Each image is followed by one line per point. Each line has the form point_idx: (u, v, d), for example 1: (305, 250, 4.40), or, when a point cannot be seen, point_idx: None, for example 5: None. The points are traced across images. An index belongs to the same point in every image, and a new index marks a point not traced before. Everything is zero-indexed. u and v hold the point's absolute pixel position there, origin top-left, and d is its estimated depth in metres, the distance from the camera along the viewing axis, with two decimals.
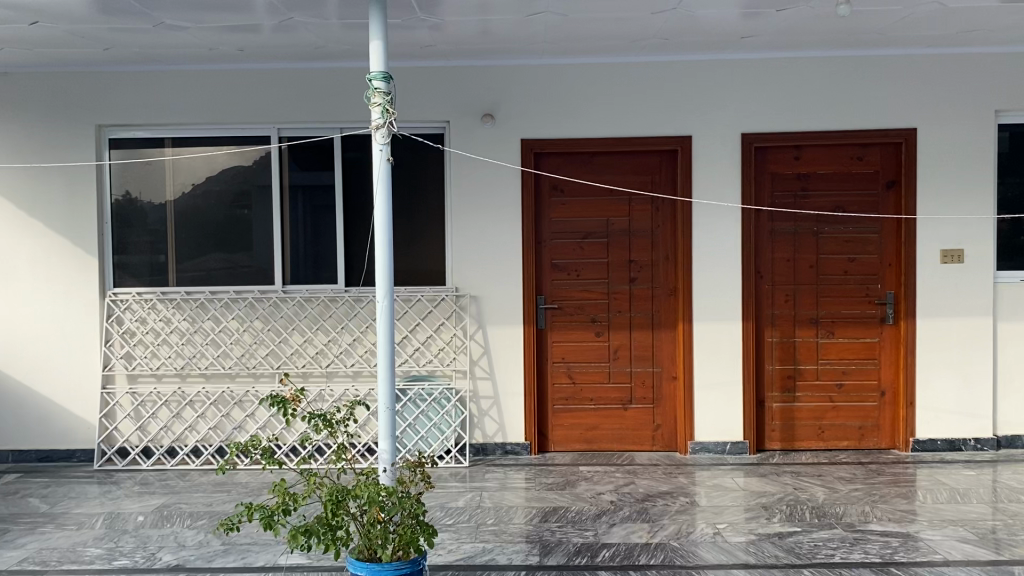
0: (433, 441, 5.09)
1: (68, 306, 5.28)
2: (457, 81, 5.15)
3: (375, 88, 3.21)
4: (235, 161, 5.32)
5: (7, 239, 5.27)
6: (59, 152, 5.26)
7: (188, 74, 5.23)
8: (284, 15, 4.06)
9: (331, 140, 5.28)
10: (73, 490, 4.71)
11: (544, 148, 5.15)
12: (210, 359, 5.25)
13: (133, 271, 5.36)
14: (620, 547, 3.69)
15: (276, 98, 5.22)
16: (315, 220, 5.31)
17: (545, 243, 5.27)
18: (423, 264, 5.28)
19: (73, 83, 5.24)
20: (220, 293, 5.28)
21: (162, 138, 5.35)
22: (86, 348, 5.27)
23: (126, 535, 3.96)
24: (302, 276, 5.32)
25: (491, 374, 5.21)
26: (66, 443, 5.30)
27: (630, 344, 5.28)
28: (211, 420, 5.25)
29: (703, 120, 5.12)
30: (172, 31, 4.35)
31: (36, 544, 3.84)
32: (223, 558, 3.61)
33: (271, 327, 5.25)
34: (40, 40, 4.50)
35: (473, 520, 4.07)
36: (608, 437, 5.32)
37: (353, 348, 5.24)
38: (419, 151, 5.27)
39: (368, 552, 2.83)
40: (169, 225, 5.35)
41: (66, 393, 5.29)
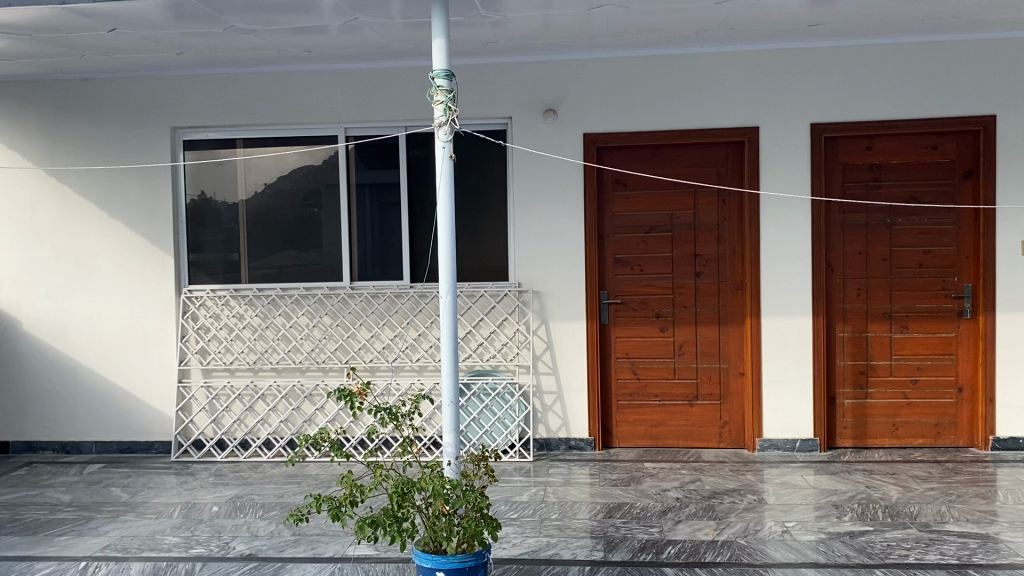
0: (497, 435, 5.13)
1: (146, 302, 5.47)
2: (520, 77, 5.16)
3: (437, 87, 3.23)
4: (304, 160, 5.43)
5: (90, 238, 5.50)
6: (136, 154, 5.45)
7: (258, 76, 5.36)
8: (349, 16, 4.12)
9: (396, 139, 5.34)
10: (152, 480, 4.89)
11: (607, 142, 5.12)
12: (281, 354, 5.38)
13: (208, 269, 5.52)
14: (686, 543, 3.66)
15: (342, 97, 5.31)
16: (381, 217, 5.39)
17: (609, 237, 5.25)
18: (487, 260, 5.31)
19: (149, 86, 5.43)
20: (291, 289, 5.41)
21: (234, 139, 5.49)
22: (163, 344, 5.46)
23: (202, 525, 4.09)
24: (370, 272, 5.41)
25: (554, 369, 5.22)
26: (145, 435, 5.51)
27: (695, 338, 5.22)
28: (282, 413, 5.38)
29: (771, 111, 5.02)
30: (242, 35, 4.46)
31: (118, 532, 3.99)
32: (294, 548, 3.70)
33: (339, 322, 5.35)
34: (118, 46, 4.66)
35: (537, 514, 4.08)
36: (674, 434, 5.27)
37: (418, 342, 5.30)
38: (483, 147, 5.29)
39: (433, 544, 2.87)
40: (242, 223, 5.49)
41: (145, 387, 5.49)
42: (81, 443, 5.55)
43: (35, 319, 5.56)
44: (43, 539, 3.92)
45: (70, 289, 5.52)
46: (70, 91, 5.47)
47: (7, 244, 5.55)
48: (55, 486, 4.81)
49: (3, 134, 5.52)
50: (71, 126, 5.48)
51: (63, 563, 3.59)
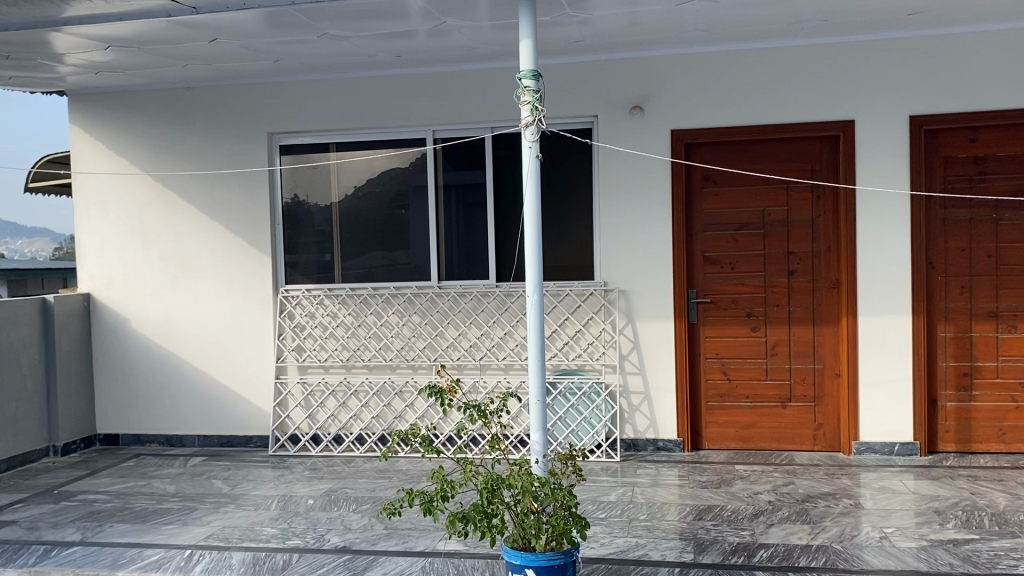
0: (584, 434, 5.12)
1: (245, 301, 5.68)
2: (607, 75, 5.14)
3: (525, 87, 3.25)
4: (393, 163, 5.54)
5: (193, 241, 5.75)
6: (235, 160, 5.67)
7: (349, 81, 5.50)
8: (437, 20, 4.19)
9: (483, 139, 5.38)
10: (251, 473, 5.08)
11: (695, 138, 5.06)
12: (372, 352, 5.51)
13: (303, 269, 5.70)
14: (779, 547, 3.58)
15: (430, 99, 5.39)
16: (467, 218, 5.45)
17: (697, 235, 5.18)
18: (573, 259, 5.31)
19: (246, 94, 5.63)
20: (382, 288, 5.54)
21: (327, 143, 5.64)
22: (260, 343, 5.66)
23: (298, 517, 4.22)
24: (456, 271, 5.48)
25: (641, 369, 5.18)
26: (244, 429, 5.72)
27: (789, 338, 5.10)
28: (374, 409, 5.51)
29: (866, 104, 4.87)
30: (334, 41, 4.59)
31: (220, 522, 4.17)
32: (386, 541, 3.79)
33: (427, 321, 5.44)
34: (218, 56, 4.86)
35: (625, 514, 4.07)
36: (766, 437, 5.16)
37: (505, 341, 5.34)
38: (569, 146, 5.30)
39: (522, 542, 2.89)
40: (334, 225, 5.65)
41: (243, 384, 5.70)
42: (185, 436, 5.82)
43: (142, 317, 5.86)
44: (152, 527, 4.12)
45: (174, 289, 5.79)
46: (173, 100, 5.74)
47: (118, 246, 5.87)
48: (161, 477, 5.06)
49: (113, 143, 5.83)
50: (175, 133, 5.74)
51: (170, 551, 3.77)
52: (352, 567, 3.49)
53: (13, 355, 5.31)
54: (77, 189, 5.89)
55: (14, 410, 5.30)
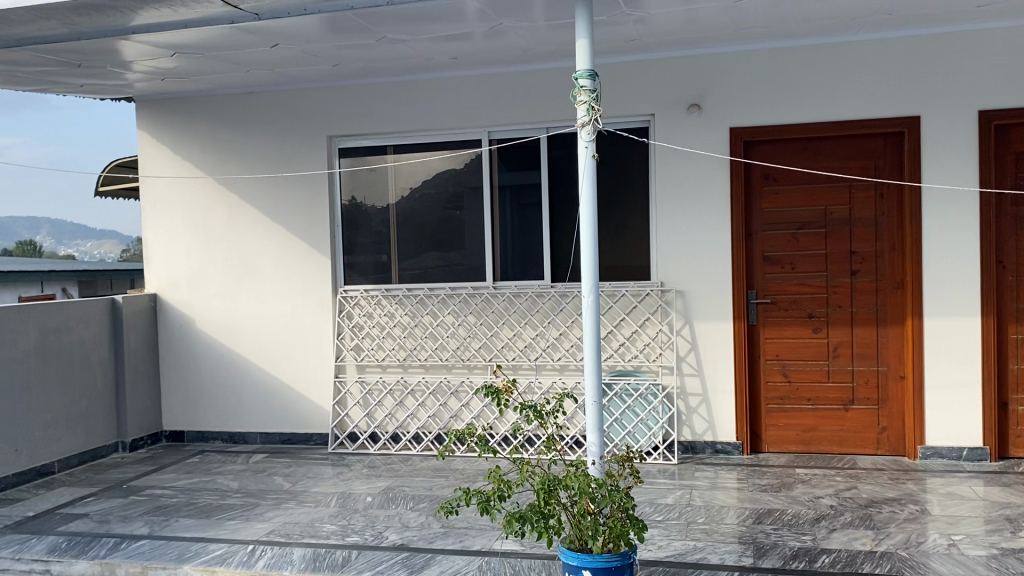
0: (640, 436, 5.10)
1: (305, 302, 5.78)
2: (664, 73, 5.10)
3: (581, 87, 3.23)
4: (449, 164, 5.57)
5: (255, 242, 5.88)
6: (295, 163, 5.78)
7: (406, 84, 5.55)
8: (494, 21, 4.20)
9: (538, 140, 5.38)
10: (311, 470, 5.17)
11: (754, 136, 4.98)
12: (428, 351, 5.55)
13: (360, 270, 5.78)
14: (841, 553, 3.51)
15: (486, 100, 5.41)
16: (522, 218, 5.45)
17: (757, 234, 5.10)
18: (629, 260, 5.27)
19: (306, 98, 5.73)
20: (438, 289, 5.58)
21: (384, 146, 5.70)
22: (320, 342, 5.75)
23: (357, 514, 4.28)
24: (511, 272, 5.49)
25: (699, 370, 5.12)
26: (304, 427, 5.82)
27: (852, 340, 5.00)
28: (431, 408, 5.55)
29: (933, 99, 4.73)
30: (392, 44, 4.63)
31: (281, 518, 4.24)
32: (443, 540, 3.82)
33: (482, 321, 5.46)
34: (280, 60, 4.95)
35: (683, 517, 4.03)
36: (828, 440, 5.06)
37: (560, 342, 5.33)
38: (625, 145, 5.27)
39: (579, 543, 2.89)
40: (391, 226, 5.71)
41: (303, 382, 5.80)
42: (247, 433, 5.95)
43: (207, 317, 6.00)
44: (216, 522, 4.21)
45: (237, 290, 5.93)
46: (236, 105, 5.87)
47: (184, 248, 6.04)
48: (225, 474, 5.17)
49: (179, 147, 5.99)
50: (238, 137, 5.88)
51: (234, 546, 3.85)
52: (410, 565, 3.53)
53: (85, 353, 5.50)
54: (145, 193, 6.07)
55: (85, 407, 5.48)
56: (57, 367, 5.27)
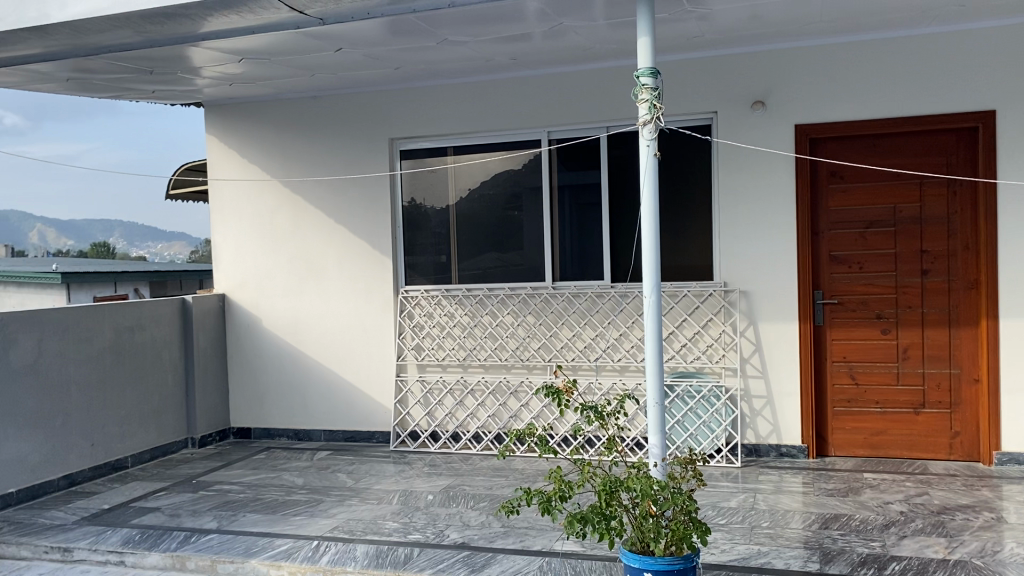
0: (703, 438, 5.04)
1: (367, 301, 5.86)
2: (726, 71, 5.03)
3: (643, 85, 3.19)
4: (508, 165, 5.58)
5: (319, 243, 5.99)
6: (357, 165, 5.87)
7: (467, 85, 5.58)
8: (554, 21, 4.20)
9: (598, 139, 5.35)
10: (374, 468, 5.23)
11: (821, 133, 4.88)
12: (488, 351, 5.57)
13: (421, 270, 5.84)
14: (913, 560, 3.41)
15: (546, 100, 5.40)
16: (582, 218, 5.43)
17: (823, 233, 5.00)
18: (691, 259, 5.22)
19: (368, 101, 5.81)
20: (497, 289, 5.60)
21: (445, 147, 5.74)
22: (382, 342, 5.83)
23: (418, 512, 4.32)
24: (571, 272, 5.47)
25: (763, 372, 5.04)
26: (366, 425, 5.90)
27: (922, 342, 4.85)
28: (490, 408, 5.57)
29: (1009, 93, 4.57)
30: (453, 46, 4.67)
31: (344, 515, 4.31)
32: (503, 539, 3.83)
33: (542, 321, 5.45)
34: (343, 64, 5.03)
35: (747, 521, 3.97)
36: (897, 444, 4.92)
37: (621, 342, 5.29)
38: (687, 144, 5.21)
39: (641, 545, 2.85)
40: (451, 226, 5.75)
41: (365, 381, 5.89)
42: (312, 431, 6.05)
43: (272, 317, 6.14)
44: (282, 518, 4.30)
45: (302, 290, 6.04)
46: (301, 108, 5.99)
47: (251, 249, 6.19)
48: (290, 470, 5.28)
49: (245, 151, 6.14)
50: (302, 140, 5.99)
51: (299, 541, 3.92)
52: (471, 564, 3.54)
53: (156, 352, 5.67)
54: (214, 196, 6.25)
55: (156, 404, 5.66)
56: (131, 364, 5.44)
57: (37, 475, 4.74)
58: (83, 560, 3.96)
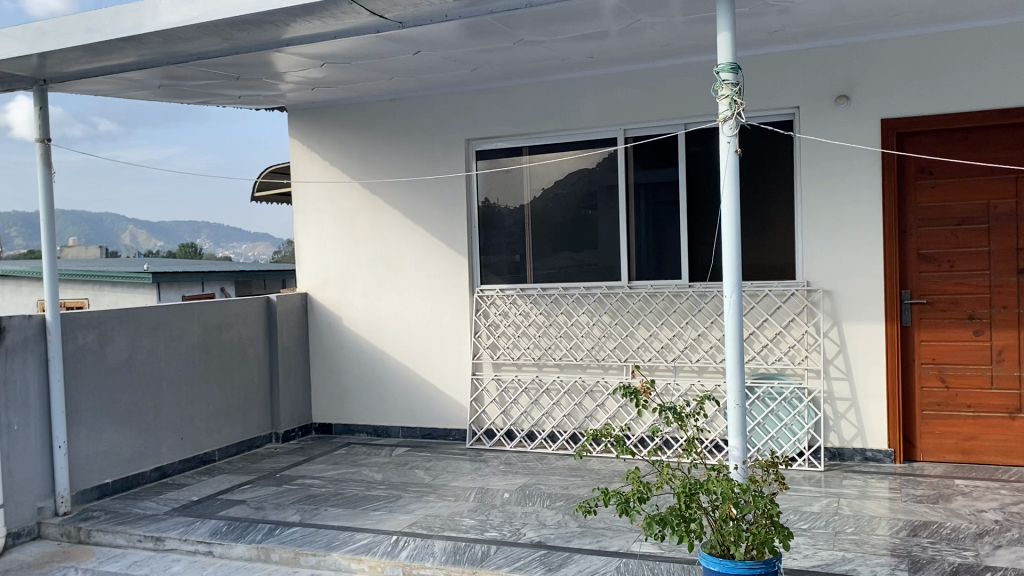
0: (784, 441, 4.94)
1: (444, 301, 5.93)
2: (809, 65, 4.92)
3: (722, 81, 3.10)
4: (583, 164, 5.57)
5: (398, 243, 6.09)
6: (434, 166, 5.94)
7: (542, 85, 5.59)
8: (632, 18, 4.17)
9: (676, 136, 5.27)
10: (451, 465, 5.29)
11: (909, 127, 4.72)
12: (563, 351, 5.56)
13: (496, 269, 5.87)
14: (1008, 572, 3.27)
15: (622, 98, 5.36)
16: (659, 216, 5.37)
17: (911, 231, 4.83)
18: (771, 258, 5.11)
19: (446, 102, 5.88)
20: (573, 288, 5.59)
21: (520, 147, 5.76)
22: (458, 340, 5.88)
23: (495, 510, 4.35)
24: (647, 271, 5.41)
25: (848, 374, 4.91)
26: (444, 422, 5.96)
27: (1018, 344, 4.64)
28: (565, 408, 5.55)
29: None
30: (529, 46, 4.68)
31: (423, 511, 4.37)
32: (580, 539, 3.83)
33: (618, 321, 5.42)
34: (420, 67, 5.09)
35: (830, 526, 3.87)
36: (991, 450, 4.72)
37: (699, 342, 5.21)
38: (767, 140, 5.11)
39: (721, 548, 2.80)
40: (526, 226, 5.78)
41: (443, 379, 5.95)
42: (390, 427, 6.16)
43: (353, 315, 6.27)
44: (363, 512, 4.39)
45: (381, 289, 6.16)
46: (379, 111, 6.09)
47: (333, 249, 6.34)
48: (369, 466, 5.38)
49: (326, 153, 6.29)
50: (380, 143, 6.10)
51: (379, 536, 3.99)
52: (547, 563, 3.54)
53: (242, 349, 5.85)
54: (299, 197, 6.44)
55: (242, 399, 5.84)
56: (219, 361, 5.63)
57: (132, 466, 4.95)
58: (174, 549, 4.11)
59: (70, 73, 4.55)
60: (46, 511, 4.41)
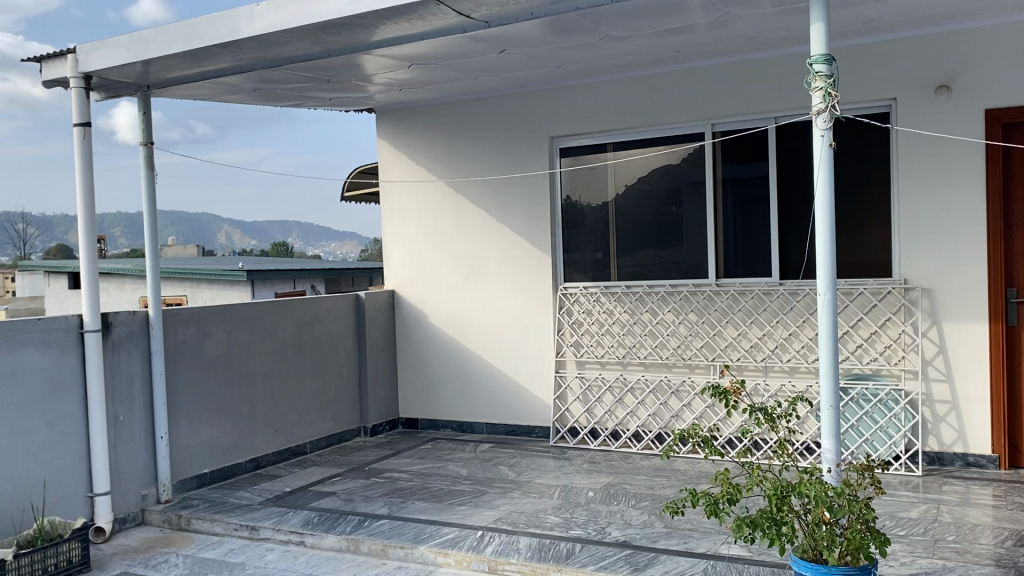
0: (879, 444, 4.77)
1: (528, 298, 5.95)
2: (906, 55, 4.73)
3: (816, 73, 3.00)
4: (669, 160, 5.51)
5: (483, 241, 6.14)
6: (518, 165, 5.96)
7: (627, 80, 5.54)
8: (720, 11, 4.10)
9: (766, 130, 5.16)
10: (535, 462, 5.30)
11: (1015, 117, 4.50)
12: (648, 349, 5.51)
13: (579, 267, 5.86)
14: None
15: (709, 93, 5.27)
16: (747, 213, 5.26)
17: (1017, 226, 4.61)
18: (865, 255, 4.95)
19: (529, 100, 5.89)
20: (658, 285, 5.53)
21: (605, 144, 5.74)
22: (542, 337, 5.89)
23: (580, 508, 4.34)
24: (735, 269, 5.31)
25: (948, 376, 4.71)
26: (527, 420, 5.98)
27: None
28: (650, 407, 5.50)
29: None
30: (615, 42, 4.65)
31: (507, 507, 4.39)
32: (667, 540, 3.78)
33: (705, 320, 5.33)
34: (506, 65, 5.11)
35: (929, 534, 3.72)
36: None
37: (790, 342, 5.08)
38: (862, 133, 4.95)
39: (813, 552, 2.73)
40: (610, 223, 5.75)
41: (526, 376, 5.98)
42: (474, 424, 6.22)
43: (438, 312, 6.36)
44: (448, 507, 4.44)
45: (465, 287, 6.23)
46: (464, 110, 6.16)
47: (418, 247, 6.45)
48: (454, 461, 5.44)
49: (413, 153, 6.39)
50: (465, 142, 6.16)
51: (465, 531, 4.03)
52: (634, 563, 3.51)
53: (332, 345, 6.00)
54: (387, 196, 6.58)
55: (332, 394, 5.99)
56: (310, 357, 5.80)
57: (228, 457, 5.13)
58: (269, 538, 4.25)
59: (171, 79, 4.74)
60: (149, 498, 4.62)
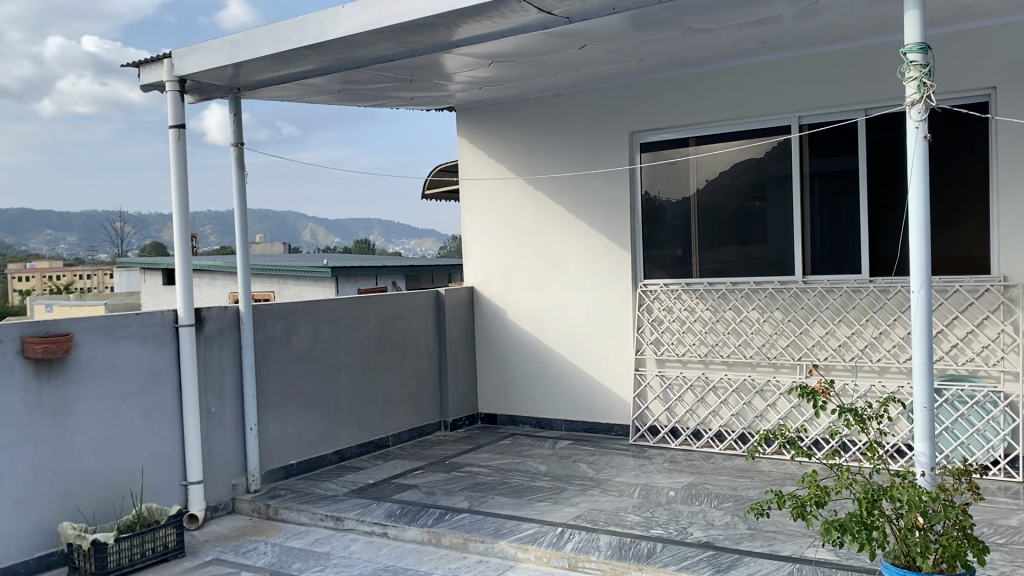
0: (975, 448, 4.58)
1: (607, 295, 5.93)
2: (1008, 41, 4.52)
3: (910, 62, 2.89)
4: (753, 154, 5.40)
5: (561, 238, 6.13)
6: (597, 161, 5.94)
7: (709, 74, 5.45)
8: (808, 1, 3.99)
9: (856, 123, 5.00)
10: (614, 460, 5.27)
11: None
12: (731, 348, 5.41)
13: (660, 264, 5.80)
14: None
15: (795, 85, 5.14)
16: (835, 208, 5.11)
17: None
18: (962, 251, 4.76)
19: (609, 95, 5.86)
20: (741, 283, 5.42)
21: (686, 138, 5.66)
22: (621, 334, 5.86)
23: (661, 507, 4.30)
24: (822, 265, 5.17)
25: None
26: (606, 418, 5.95)
27: None
28: (733, 407, 5.40)
29: None
30: (697, 35, 4.57)
31: (587, 504, 4.38)
32: (750, 541, 3.72)
33: (791, 318, 5.22)
34: (586, 61, 5.09)
35: None
36: None
37: (880, 341, 4.91)
38: (959, 124, 4.75)
39: (905, 558, 2.65)
40: (691, 219, 5.67)
41: (605, 373, 5.94)
42: (553, 420, 6.23)
43: (517, 308, 6.40)
44: (528, 503, 4.46)
45: (544, 283, 6.25)
46: (544, 107, 6.16)
47: (497, 243, 6.49)
48: (533, 457, 5.46)
49: (492, 150, 6.43)
50: (544, 138, 6.17)
51: (544, 527, 4.03)
52: (716, 564, 3.46)
53: (413, 340, 6.09)
54: (466, 193, 6.63)
55: (413, 388, 6.08)
56: (392, 352, 5.90)
57: (314, 449, 5.26)
58: (353, 529, 4.34)
59: (260, 81, 4.88)
60: (239, 487, 4.78)
